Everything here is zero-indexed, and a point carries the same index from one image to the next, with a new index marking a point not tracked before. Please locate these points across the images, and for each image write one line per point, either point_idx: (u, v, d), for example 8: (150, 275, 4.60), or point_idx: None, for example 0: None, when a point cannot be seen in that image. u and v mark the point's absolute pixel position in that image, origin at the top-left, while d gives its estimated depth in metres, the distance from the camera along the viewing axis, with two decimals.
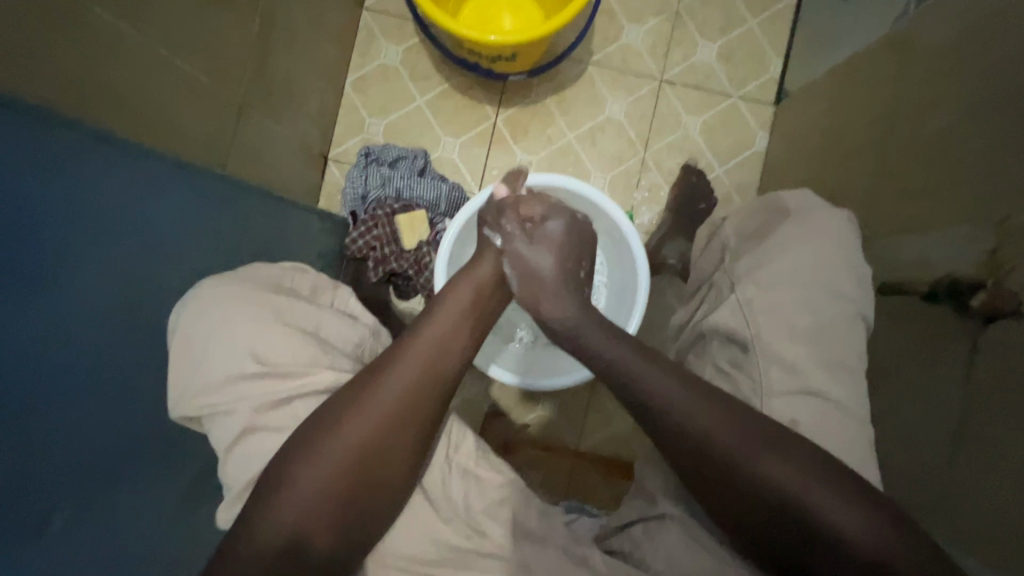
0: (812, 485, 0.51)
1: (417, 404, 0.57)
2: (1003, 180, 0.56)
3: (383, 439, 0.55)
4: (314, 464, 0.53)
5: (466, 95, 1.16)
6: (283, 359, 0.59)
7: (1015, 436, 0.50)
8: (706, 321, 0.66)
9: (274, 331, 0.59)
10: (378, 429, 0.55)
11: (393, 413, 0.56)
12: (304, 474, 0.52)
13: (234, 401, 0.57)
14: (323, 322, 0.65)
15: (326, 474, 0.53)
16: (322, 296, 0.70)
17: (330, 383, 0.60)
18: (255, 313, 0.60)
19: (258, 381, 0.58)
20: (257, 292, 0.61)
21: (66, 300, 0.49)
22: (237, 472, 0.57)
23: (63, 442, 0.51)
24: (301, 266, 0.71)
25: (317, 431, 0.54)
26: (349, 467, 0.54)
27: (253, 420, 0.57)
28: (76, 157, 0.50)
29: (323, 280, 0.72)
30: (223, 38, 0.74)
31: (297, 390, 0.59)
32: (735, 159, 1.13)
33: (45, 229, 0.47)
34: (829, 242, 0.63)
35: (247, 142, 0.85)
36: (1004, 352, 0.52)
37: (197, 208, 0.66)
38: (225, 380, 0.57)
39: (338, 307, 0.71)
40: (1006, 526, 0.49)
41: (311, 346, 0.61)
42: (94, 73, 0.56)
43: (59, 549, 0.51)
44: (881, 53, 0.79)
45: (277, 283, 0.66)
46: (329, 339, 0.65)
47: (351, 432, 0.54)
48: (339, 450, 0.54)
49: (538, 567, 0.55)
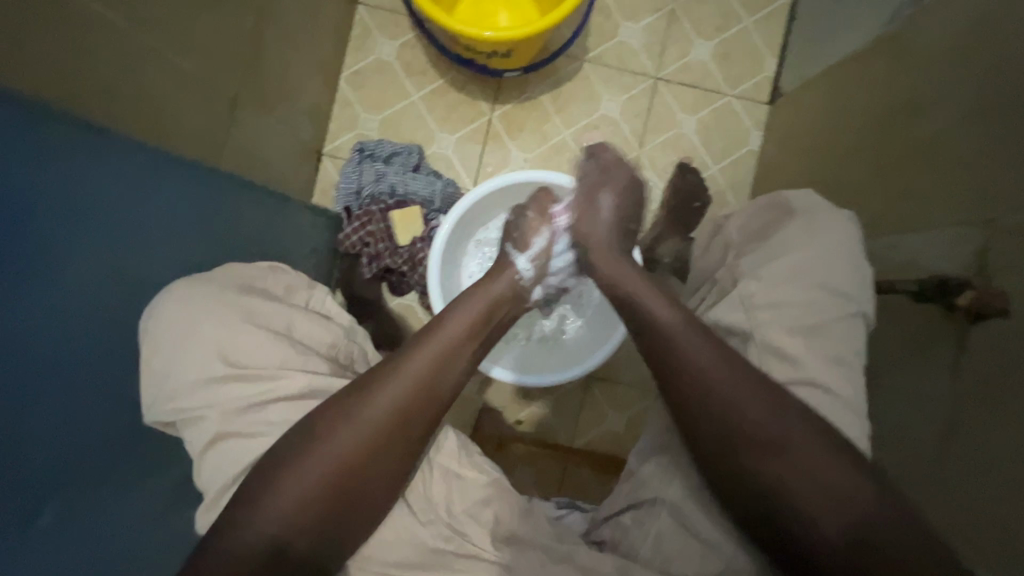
0: (795, 488, 0.53)
1: (412, 409, 0.58)
2: (993, 181, 0.57)
3: (376, 443, 0.56)
4: (306, 466, 0.53)
5: (462, 92, 1.15)
6: (252, 363, 0.59)
7: (1000, 434, 0.51)
8: (708, 318, 0.65)
9: (244, 333, 0.59)
10: (372, 433, 0.56)
11: (387, 418, 0.57)
12: (296, 474, 0.53)
13: (204, 405, 0.56)
14: (294, 322, 0.64)
15: (318, 475, 0.54)
16: (296, 295, 0.69)
17: (298, 387, 0.59)
18: (226, 317, 0.59)
19: (227, 385, 0.57)
20: (229, 296, 0.61)
21: (54, 294, 0.49)
22: (212, 478, 0.56)
23: (53, 435, 0.50)
24: (281, 267, 0.70)
25: (310, 431, 0.55)
26: (338, 468, 0.54)
27: (224, 427, 0.56)
28: (64, 148, 0.49)
29: (297, 280, 0.71)
30: (216, 31, 0.73)
31: (266, 394, 0.58)
32: (729, 158, 1.13)
33: (35, 222, 0.46)
34: (825, 242, 0.63)
35: (239, 136, 0.84)
36: (992, 351, 0.53)
37: (188, 203, 0.66)
38: (196, 384, 0.57)
39: (314, 308, 0.70)
40: (991, 526, 0.50)
41: (281, 349, 0.60)
42: (86, 65, 0.55)
43: (46, 543, 0.50)
44: (874, 54, 0.80)
45: (250, 284, 0.65)
46: (303, 340, 0.64)
47: (345, 433, 0.55)
48: (332, 453, 0.54)
49: (528, 566, 0.56)
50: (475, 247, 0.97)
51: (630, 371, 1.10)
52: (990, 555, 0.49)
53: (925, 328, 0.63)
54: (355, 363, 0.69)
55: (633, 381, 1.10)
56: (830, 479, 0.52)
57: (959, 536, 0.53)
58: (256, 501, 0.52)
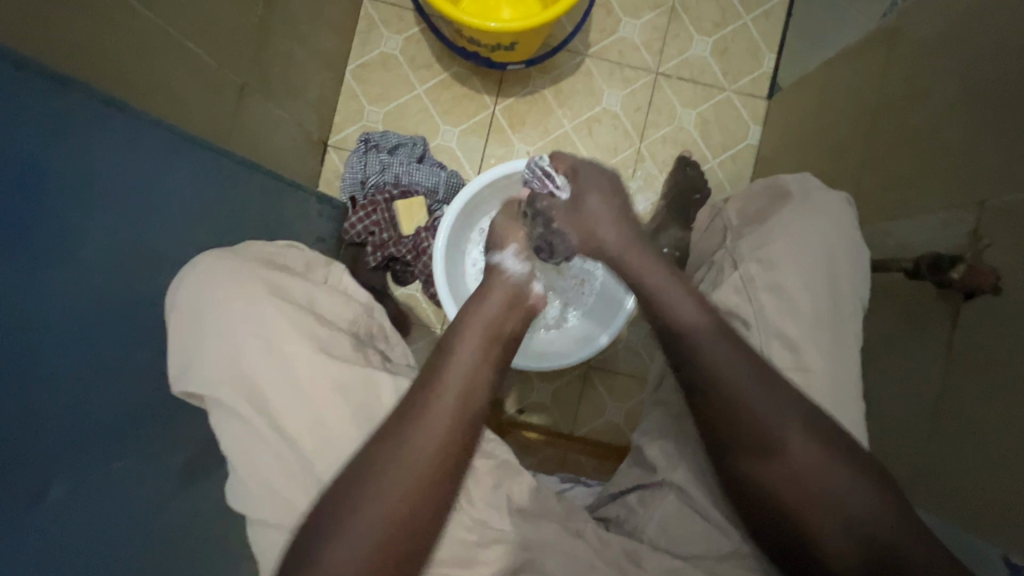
0: (809, 489, 0.51)
1: (454, 447, 0.52)
2: (983, 165, 0.58)
3: (422, 493, 0.50)
4: (348, 540, 0.46)
5: (465, 85, 1.17)
6: (275, 334, 0.59)
7: (991, 409, 0.52)
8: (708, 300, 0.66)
9: (269, 305, 0.60)
10: (419, 483, 0.50)
11: (431, 463, 0.51)
12: (341, 542, 0.46)
13: (226, 375, 0.57)
14: (317, 297, 0.67)
15: (369, 539, 0.47)
16: (316, 271, 0.72)
17: (321, 363, 0.59)
18: (251, 289, 0.60)
19: (252, 354, 0.58)
20: (255, 269, 0.62)
21: (67, 265, 0.50)
22: (235, 451, 0.56)
23: (67, 404, 0.51)
24: (297, 245, 0.73)
25: (352, 490, 0.49)
26: (387, 525, 0.48)
27: (246, 397, 0.57)
28: (82, 122, 0.51)
29: (316, 258, 0.73)
30: (226, 19, 0.75)
31: (290, 369, 0.59)
32: (727, 152, 1.15)
33: (54, 191, 0.48)
34: (831, 221, 0.65)
35: (246, 124, 0.85)
36: (982, 327, 0.55)
37: (198, 183, 0.68)
38: (221, 355, 0.57)
39: (333, 284, 0.73)
40: (983, 496, 0.51)
41: (305, 319, 0.62)
42: (102, 44, 0.57)
43: (59, 511, 0.51)
44: (869, 47, 0.82)
45: (272, 258, 0.67)
46: (325, 314, 0.67)
47: (387, 485, 0.49)
48: (377, 512, 0.48)
49: (533, 542, 0.57)
50: (478, 236, 0.99)
51: (630, 362, 1.11)
52: (978, 524, 0.51)
53: (920, 307, 0.64)
54: (375, 339, 0.72)
55: (633, 371, 1.11)
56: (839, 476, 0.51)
57: (948, 508, 0.54)
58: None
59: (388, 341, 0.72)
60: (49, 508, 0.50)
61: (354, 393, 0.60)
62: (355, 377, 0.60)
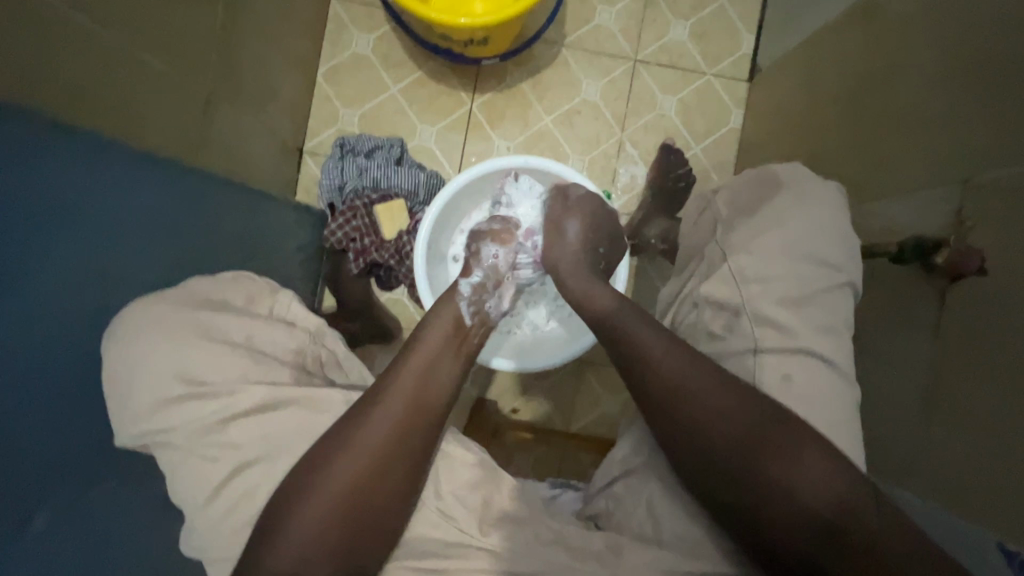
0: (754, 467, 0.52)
1: (409, 432, 0.57)
2: (968, 142, 0.57)
3: (376, 477, 0.54)
4: (313, 498, 0.52)
5: (440, 83, 1.15)
6: (210, 379, 0.57)
7: (983, 388, 0.51)
8: (699, 295, 0.65)
9: (200, 349, 0.58)
10: (381, 454, 0.55)
11: (383, 451, 0.55)
12: (308, 507, 0.51)
13: (170, 424, 0.55)
14: (254, 331, 0.64)
15: (333, 494, 0.52)
16: (261, 303, 0.69)
17: (257, 401, 0.57)
18: (181, 334, 0.58)
19: (190, 401, 0.55)
20: (185, 313, 0.59)
21: (26, 300, 0.48)
22: (189, 495, 0.54)
23: (38, 441, 0.50)
24: (245, 275, 0.71)
25: (325, 449, 0.54)
26: (348, 484, 0.53)
27: (195, 443, 0.55)
28: (31, 145, 0.48)
29: (261, 287, 0.71)
30: (188, 27, 0.72)
31: (224, 411, 0.55)
32: (710, 137, 1.14)
33: (14, 225, 0.46)
34: (805, 217, 0.63)
35: (215, 136, 0.83)
36: (973, 306, 0.54)
37: (164, 205, 0.65)
38: (155, 406, 0.55)
39: (279, 314, 0.70)
40: (977, 481, 0.50)
41: (241, 360, 0.59)
42: (55, 68, 0.55)
43: (40, 548, 0.50)
44: (847, 24, 0.80)
45: (210, 297, 0.64)
46: (267, 348, 0.64)
47: (353, 451, 0.54)
48: (340, 479, 0.53)
49: (516, 549, 0.55)
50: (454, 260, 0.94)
51: None
52: (976, 510, 0.50)
53: (908, 289, 0.63)
54: (325, 366, 0.69)
55: None
56: (779, 460, 0.51)
57: (948, 494, 0.53)
58: (279, 525, 0.51)
59: (341, 367, 0.70)
60: (28, 547, 0.49)
61: (304, 425, 0.58)
62: (298, 408, 0.58)
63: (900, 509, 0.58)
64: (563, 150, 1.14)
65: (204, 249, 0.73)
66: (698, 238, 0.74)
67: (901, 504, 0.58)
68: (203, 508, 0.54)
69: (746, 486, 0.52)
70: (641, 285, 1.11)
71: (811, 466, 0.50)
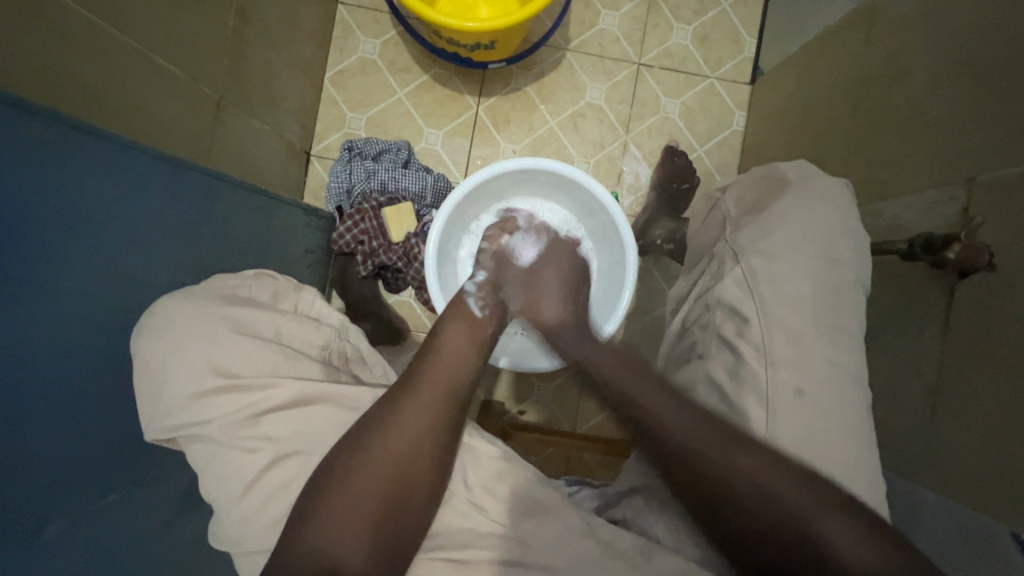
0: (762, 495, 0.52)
1: (437, 430, 0.57)
2: (969, 141, 0.59)
3: (404, 476, 0.54)
4: (343, 498, 0.52)
5: (446, 87, 1.16)
6: (242, 372, 0.58)
7: (993, 380, 0.52)
8: (712, 294, 0.66)
9: (232, 343, 0.58)
10: (409, 451, 0.55)
11: (414, 447, 0.55)
12: (335, 508, 0.51)
13: (203, 416, 0.55)
14: (283, 325, 0.65)
15: (362, 493, 0.52)
16: (284, 301, 0.70)
17: (291, 394, 0.57)
18: (214, 329, 0.58)
19: (225, 393, 0.56)
20: (214, 306, 0.60)
21: (45, 299, 0.48)
22: (215, 491, 0.55)
23: (58, 441, 0.50)
24: (266, 274, 0.71)
25: (355, 447, 0.54)
26: (377, 483, 0.53)
27: (223, 437, 0.55)
28: (53, 145, 0.49)
29: (284, 285, 0.72)
30: (200, 32, 0.73)
31: (258, 404, 0.56)
32: (714, 140, 1.15)
33: (39, 226, 0.47)
34: (822, 213, 0.64)
35: (225, 139, 0.84)
36: (981, 302, 0.54)
37: (179, 205, 0.66)
38: (189, 399, 0.55)
39: (303, 310, 0.72)
40: (989, 474, 0.51)
41: (272, 354, 0.60)
42: (72, 70, 0.56)
43: (59, 548, 0.50)
44: (850, 26, 0.81)
45: (235, 293, 0.65)
46: (292, 344, 0.65)
47: (383, 449, 0.54)
48: (370, 477, 0.53)
49: (534, 545, 0.56)
50: (468, 260, 0.97)
51: None
52: (986, 502, 0.50)
53: (916, 286, 0.64)
54: (350, 361, 0.70)
55: None
56: (784, 476, 0.52)
57: (957, 488, 0.54)
58: (306, 526, 0.50)
59: (363, 362, 0.71)
60: (49, 547, 0.49)
61: (334, 418, 0.58)
62: (330, 400, 0.59)
63: (911, 503, 0.59)
64: (569, 153, 1.15)
65: (218, 251, 0.74)
66: (706, 237, 0.75)
67: (913, 499, 0.59)
68: (226, 505, 0.55)
69: (753, 511, 0.52)
70: (647, 286, 1.12)
71: (811, 487, 0.51)
